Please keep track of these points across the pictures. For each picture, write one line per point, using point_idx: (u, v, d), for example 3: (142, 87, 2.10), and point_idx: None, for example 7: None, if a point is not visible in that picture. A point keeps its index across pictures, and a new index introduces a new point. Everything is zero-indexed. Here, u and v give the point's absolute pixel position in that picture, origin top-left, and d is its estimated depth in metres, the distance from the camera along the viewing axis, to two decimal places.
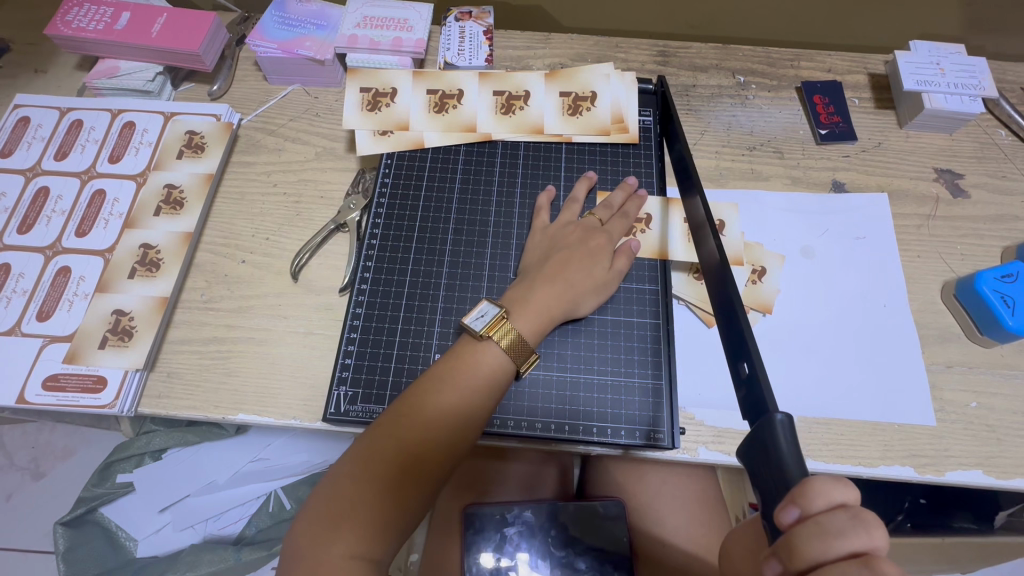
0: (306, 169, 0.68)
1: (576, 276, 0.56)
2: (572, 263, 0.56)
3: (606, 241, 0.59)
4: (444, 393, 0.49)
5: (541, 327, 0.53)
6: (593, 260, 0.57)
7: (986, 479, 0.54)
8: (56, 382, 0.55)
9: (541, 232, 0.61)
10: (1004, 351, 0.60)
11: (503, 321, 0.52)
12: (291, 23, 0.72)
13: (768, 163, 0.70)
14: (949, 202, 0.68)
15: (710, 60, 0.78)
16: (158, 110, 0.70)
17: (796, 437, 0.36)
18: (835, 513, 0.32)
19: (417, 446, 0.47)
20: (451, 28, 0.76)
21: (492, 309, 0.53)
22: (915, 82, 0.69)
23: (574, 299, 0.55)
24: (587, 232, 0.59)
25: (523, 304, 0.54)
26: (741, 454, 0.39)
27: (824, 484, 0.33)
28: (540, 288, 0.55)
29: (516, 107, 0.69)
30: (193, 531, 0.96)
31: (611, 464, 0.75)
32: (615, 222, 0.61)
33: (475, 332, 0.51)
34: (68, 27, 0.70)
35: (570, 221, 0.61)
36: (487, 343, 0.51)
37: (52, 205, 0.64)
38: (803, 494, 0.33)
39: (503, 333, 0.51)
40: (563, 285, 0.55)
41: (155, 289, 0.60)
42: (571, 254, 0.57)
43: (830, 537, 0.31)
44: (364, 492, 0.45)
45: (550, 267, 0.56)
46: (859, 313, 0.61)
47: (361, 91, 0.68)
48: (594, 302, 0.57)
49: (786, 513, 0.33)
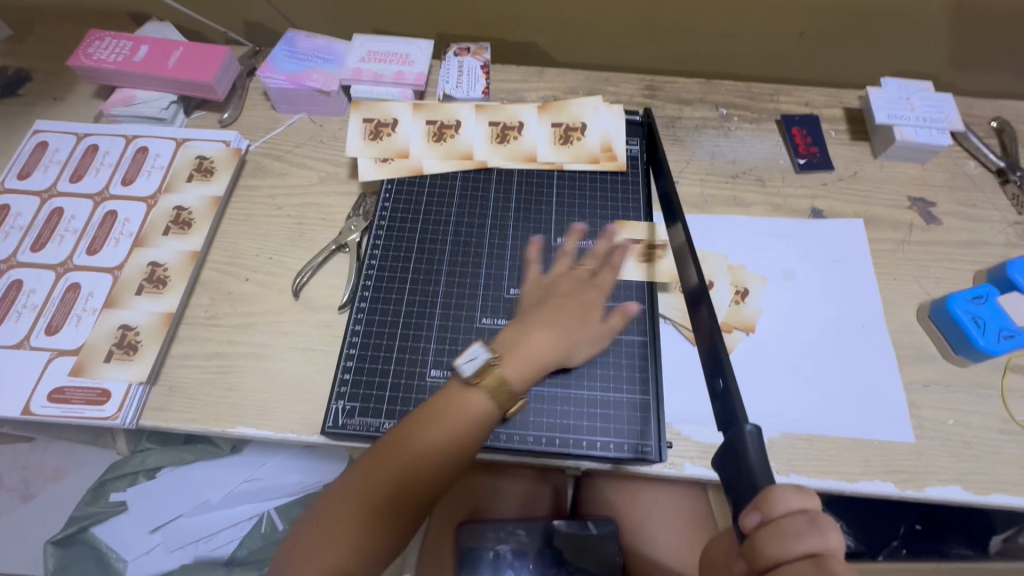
0: (309, 192, 0.72)
1: (565, 320, 0.57)
2: (562, 311, 0.58)
3: (598, 296, 0.61)
4: (433, 429, 0.50)
5: (531, 369, 0.54)
6: (584, 312, 0.59)
7: (965, 495, 0.56)
8: (62, 394, 0.57)
9: (535, 282, 0.62)
10: (979, 371, 0.62)
11: (492, 368, 0.53)
12: (299, 56, 0.76)
13: (750, 191, 0.74)
14: (923, 228, 0.71)
15: (695, 94, 0.83)
16: (170, 136, 0.74)
17: (764, 449, 0.40)
18: (750, 513, 0.37)
19: (411, 478, 0.49)
20: (450, 62, 0.80)
21: (481, 353, 0.53)
22: (887, 117, 0.74)
23: (564, 348, 0.56)
24: (580, 283, 0.61)
25: (510, 347, 0.54)
26: (718, 464, 0.43)
27: (784, 492, 0.36)
28: (534, 330, 0.56)
29: (511, 137, 0.72)
30: (184, 552, 0.95)
31: (602, 484, 0.77)
32: (604, 273, 0.62)
33: (464, 376, 0.52)
34: (89, 58, 0.74)
35: (563, 271, 0.63)
36: (475, 388, 0.52)
37: (65, 224, 0.67)
38: (764, 500, 0.36)
39: (492, 380, 0.52)
40: (557, 329, 0.57)
41: (160, 305, 0.62)
42: (561, 304, 0.59)
43: (788, 538, 0.35)
44: (353, 514, 0.48)
45: (542, 308, 0.58)
46: (840, 333, 0.64)
47: (363, 122, 0.72)
48: (587, 353, 0.58)
49: (749, 517, 0.37)
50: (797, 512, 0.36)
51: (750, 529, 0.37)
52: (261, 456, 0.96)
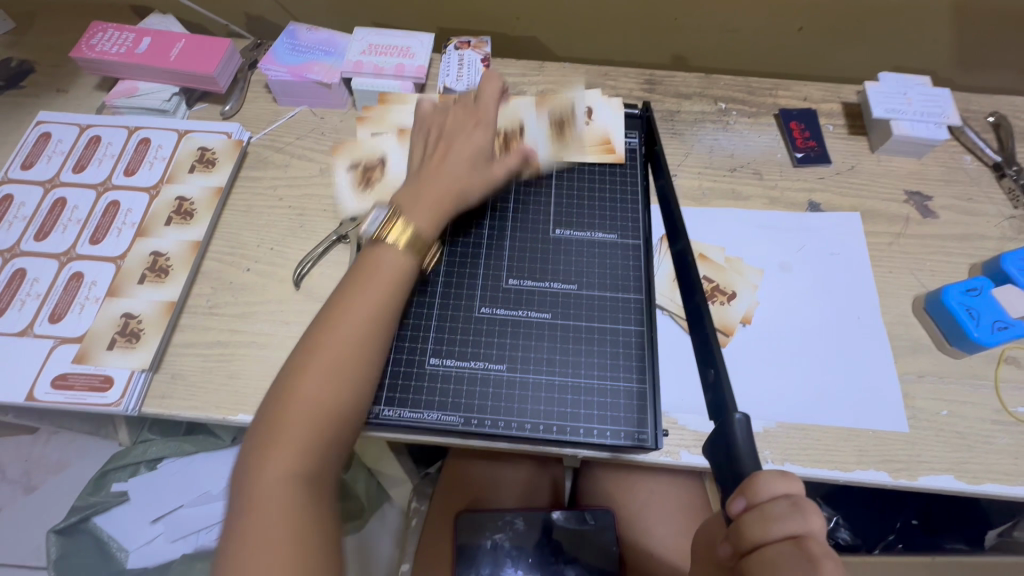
0: (310, 184, 0.72)
1: (452, 165, 0.59)
2: (457, 143, 0.61)
3: (488, 109, 0.64)
4: (337, 322, 0.50)
5: (431, 215, 0.56)
6: (473, 156, 0.60)
7: (957, 484, 0.56)
8: (65, 381, 0.58)
9: (424, 133, 0.63)
10: (973, 362, 0.62)
11: (397, 220, 0.55)
12: (300, 49, 0.77)
13: (748, 184, 0.74)
14: (920, 222, 0.72)
15: (694, 88, 0.83)
16: (172, 128, 0.74)
17: (752, 434, 0.40)
18: (736, 498, 0.37)
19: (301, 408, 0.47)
20: (451, 56, 0.81)
21: (386, 214, 0.56)
22: (884, 111, 0.74)
23: (462, 186, 0.59)
24: (467, 116, 0.63)
25: (412, 200, 0.57)
26: (707, 451, 0.43)
27: (769, 477, 0.36)
28: (423, 189, 0.58)
29: (510, 140, 0.71)
30: (184, 543, 0.96)
31: (600, 475, 0.78)
32: (490, 89, 0.66)
33: (373, 234, 0.55)
34: (92, 50, 0.74)
35: (450, 108, 0.65)
36: (383, 243, 0.54)
37: (68, 214, 0.67)
38: (749, 486, 0.36)
39: (399, 231, 0.55)
40: (450, 186, 0.58)
41: (163, 293, 0.63)
42: (454, 133, 0.62)
43: (770, 522, 0.35)
44: (287, 414, 0.46)
45: (430, 165, 0.60)
46: (836, 325, 0.64)
47: (374, 137, 0.73)
48: (481, 190, 0.60)
49: (734, 503, 0.37)
50: (780, 497, 0.36)
51: (735, 514, 0.37)
52: None
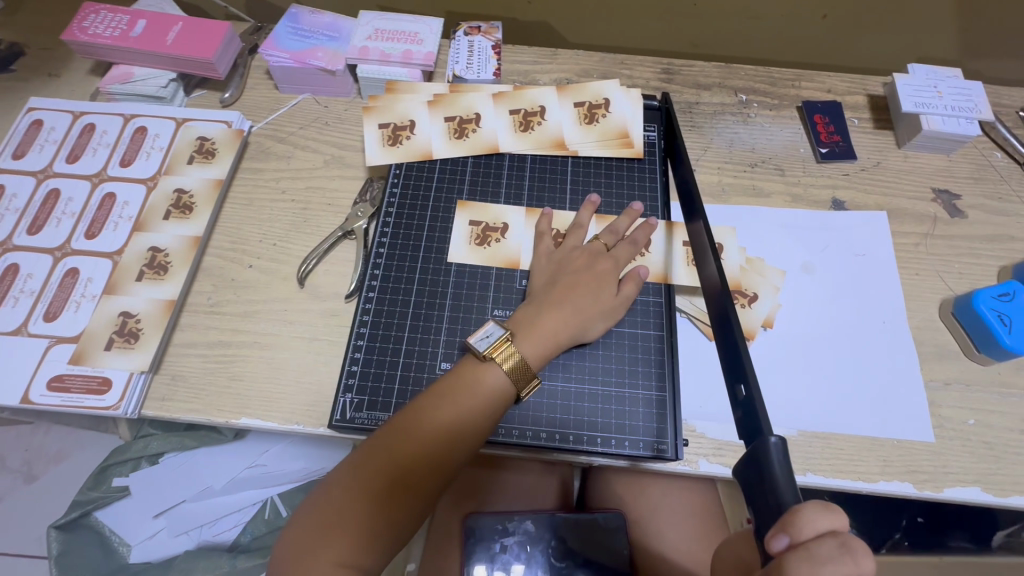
0: (314, 176, 0.69)
1: (580, 299, 0.56)
2: (579, 288, 0.57)
3: (612, 266, 0.59)
4: (487, 377, 0.51)
5: (544, 347, 0.54)
6: (598, 285, 0.57)
7: (984, 496, 0.54)
8: (61, 382, 0.55)
9: (547, 255, 0.61)
10: (1001, 370, 0.60)
11: (507, 344, 0.52)
12: (303, 33, 0.73)
13: (769, 180, 0.71)
14: (947, 222, 0.69)
15: (713, 78, 0.80)
16: (170, 116, 0.71)
17: (789, 460, 0.38)
18: (778, 536, 0.35)
19: (423, 455, 0.48)
20: (460, 42, 0.77)
21: (497, 331, 0.53)
22: (913, 105, 0.71)
23: (580, 324, 0.55)
24: (594, 256, 0.60)
25: (527, 324, 0.54)
26: (738, 473, 0.41)
27: (813, 513, 0.35)
28: (546, 311, 0.55)
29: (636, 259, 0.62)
30: (186, 538, 0.95)
31: (610, 476, 0.76)
32: (621, 248, 0.61)
33: (479, 351, 0.52)
34: (85, 33, 0.71)
35: (575, 246, 0.61)
36: (488, 363, 0.52)
37: (62, 207, 0.65)
38: (792, 522, 0.35)
39: (507, 354, 0.52)
40: (571, 308, 0.55)
41: (162, 292, 0.60)
42: (575, 277, 0.58)
43: (819, 565, 0.33)
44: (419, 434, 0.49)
45: (555, 288, 0.57)
46: (860, 330, 0.62)
47: (380, 128, 0.69)
48: (602, 326, 0.57)
49: (776, 540, 0.35)
50: (826, 536, 0.34)
51: (776, 552, 0.35)
52: (263, 443, 0.95)
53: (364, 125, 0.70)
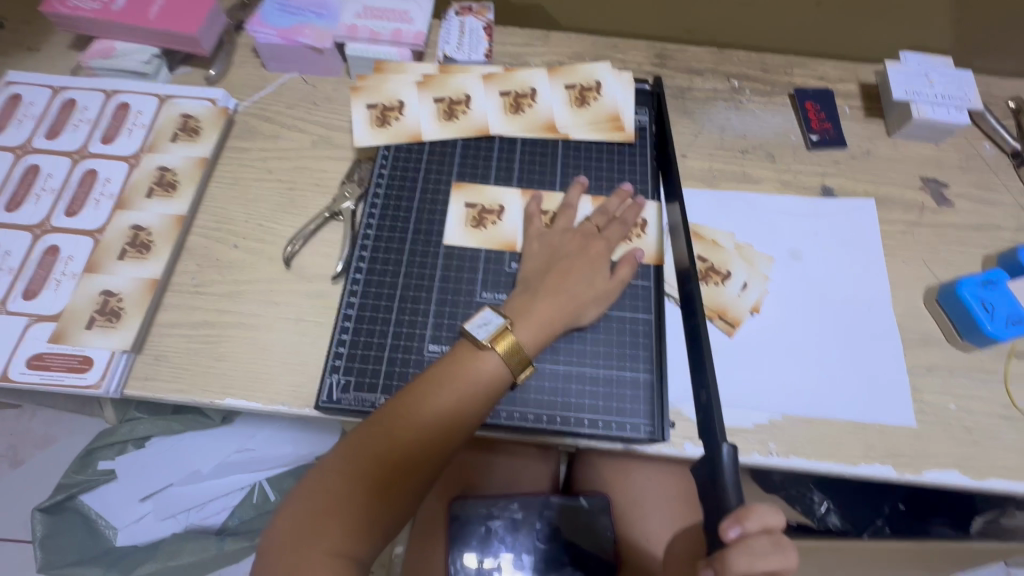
0: (301, 157, 0.68)
1: (576, 284, 0.56)
2: (573, 273, 0.57)
3: (605, 248, 0.59)
4: (482, 363, 0.51)
5: (540, 334, 0.53)
6: (592, 270, 0.57)
7: (962, 479, 0.55)
8: (41, 361, 0.54)
9: (538, 239, 0.61)
10: (984, 356, 0.61)
11: (506, 333, 0.52)
12: (290, 10, 0.72)
13: (760, 166, 0.71)
14: (934, 210, 0.69)
15: (706, 64, 0.79)
16: (153, 93, 0.69)
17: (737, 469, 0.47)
18: (732, 526, 0.43)
19: (419, 443, 0.48)
20: (451, 22, 0.76)
21: (496, 318, 0.53)
22: (904, 93, 0.71)
23: (576, 309, 0.55)
24: (587, 239, 0.60)
25: (522, 312, 0.54)
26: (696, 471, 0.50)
27: (762, 512, 0.43)
28: (541, 298, 0.55)
29: (632, 238, 0.63)
30: (174, 521, 0.94)
31: (596, 461, 0.75)
32: (612, 229, 0.61)
33: (478, 339, 0.52)
34: (64, 5, 0.69)
35: (566, 229, 0.61)
36: (487, 351, 0.51)
37: (42, 183, 0.63)
38: (745, 515, 0.43)
39: (503, 340, 0.52)
40: (566, 296, 0.55)
41: (145, 271, 0.59)
42: (568, 259, 0.58)
43: (755, 556, 0.41)
44: (413, 420, 0.48)
45: (550, 275, 0.57)
46: (845, 315, 0.63)
47: (368, 108, 0.68)
48: (596, 312, 0.57)
49: (730, 530, 0.43)
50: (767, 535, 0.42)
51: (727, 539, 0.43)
52: (252, 426, 0.94)
53: (352, 105, 0.69)
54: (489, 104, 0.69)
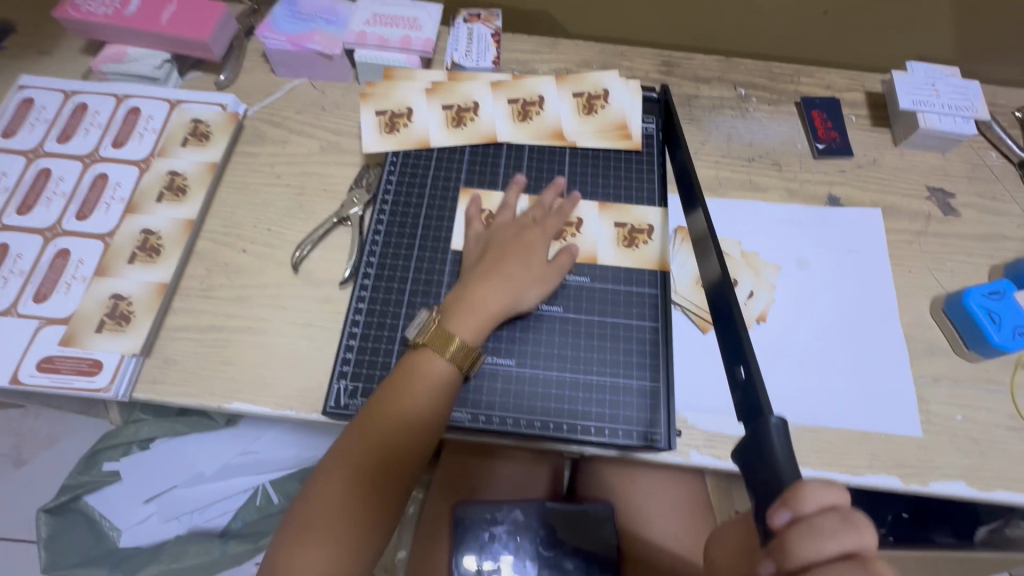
0: (310, 161, 0.69)
1: (507, 275, 0.57)
2: (503, 264, 0.57)
3: (536, 240, 0.60)
4: (432, 366, 0.52)
5: (479, 325, 0.54)
6: (524, 261, 0.58)
7: (969, 490, 0.55)
8: (51, 363, 0.55)
9: (475, 239, 0.61)
10: (990, 367, 0.61)
11: (440, 326, 0.53)
12: (301, 17, 0.72)
13: (766, 175, 0.72)
14: (941, 220, 0.70)
15: (713, 72, 0.79)
16: (164, 97, 0.70)
17: (789, 443, 0.38)
18: (779, 511, 0.34)
19: (393, 450, 0.49)
20: (459, 29, 0.76)
21: (424, 317, 0.55)
22: (910, 103, 0.72)
23: (511, 300, 0.56)
24: (518, 233, 0.61)
25: (456, 305, 0.55)
26: (736, 454, 0.40)
27: (816, 487, 0.34)
28: (468, 290, 0.56)
29: (567, 236, 0.63)
30: (178, 523, 0.95)
31: (601, 467, 0.76)
32: (547, 221, 0.62)
33: (414, 339, 0.53)
34: (77, 10, 0.69)
35: (501, 228, 0.61)
36: (424, 348, 0.52)
37: (53, 187, 0.64)
38: (795, 496, 0.34)
39: (443, 337, 0.53)
40: (495, 284, 0.56)
41: (153, 275, 0.60)
42: (504, 250, 0.58)
43: (820, 537, 0.33)
44: (381, 427, 0.50)
45: (478, 269, 0.57)
46: (851, 325, 0.63)
47: (376, 115, 0.68)
48: (536, 296, 0.57)
49: (777, 516, 0.34)
50: (827, 512, 0.34)
51: (779, 526, 0.34)
52: (255, 430, 0.94)
53: (361, 112, 0.69)
54: (497, 112, 0.69)
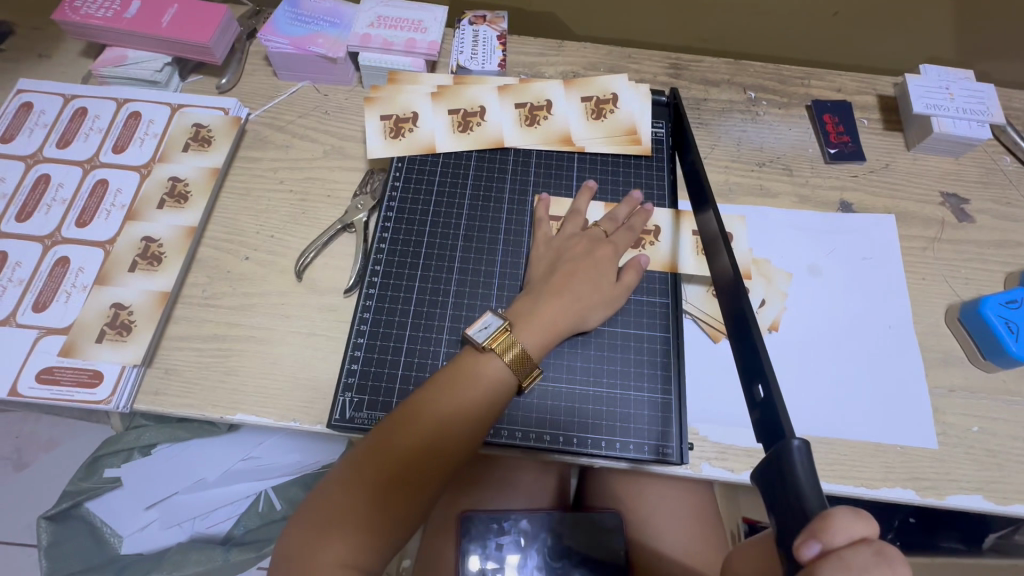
0: (313, 166, 0.68)
1: (581, 287, 0.55)
2: (578, 276, 0.56)
3: (612, 253, 0.58)
4: (481, 369, 0.50)
5: (544, 337, 0.53)
6: (597, 275, 0.57)
7: (985, 504, 0.54)
8: (51, 374, 0.54)
9: (545, 243, 0.60)
10: (1007, 377, 0.60)
11: (506, 334, 0.52)
12: (304, 19, 0.71)
13: (777, 180, 0.70)
14: (955, 226, 0.68)
15: (722, 75, 0.78)
16: (164, 101, 0.69)
17: (812, 467, 0.37)
18: (808, 543, 0.33)
19: (424, 451, 0.47)
20: (465, 31, 0.75)
21: (496, 322, 0.52)
22: (923, 106, 0.70)
23: (580, 312, 0.55)
24: (594, 243, 0.59)
25: (527, 315, 0.53)
26: (756, 476, 0.39)
27: (844, 519, 0.33)
28: (544, 300, 0.54)
29: (645, 244, 0.62)
30: (179, 529, 0.93)
31: (609, 476, 0.75)
32: (620, 235, 0.60)
33: (477, 342, 0.51)
34: (76, 13, 0.68)
35: (574, 233, 0.60)
36: (488, 354, 0.51)
37: (52, 193, 0.63)
38: (823, 529, 0.33)
39: (507, 345, 0.51)
40: (570, 298, 0.54)
41: (154, 283, 0.59)
42: (576, 265, 0.57)
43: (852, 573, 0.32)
44: (416, 427, 0.47)
45: (554, 277, 0.56)
46: (864, 333, 0.62)
47: (381, 119, 0.67)
48: (603, 315, 0.56)
49: (806, 548, 0.33)
50: (857, 545, 0.33)
51: (807, 559, 0.33)
52: (257, 435, 0.94)
53: (365, 116, 0.68)
54: (503, 116, 0.68)
